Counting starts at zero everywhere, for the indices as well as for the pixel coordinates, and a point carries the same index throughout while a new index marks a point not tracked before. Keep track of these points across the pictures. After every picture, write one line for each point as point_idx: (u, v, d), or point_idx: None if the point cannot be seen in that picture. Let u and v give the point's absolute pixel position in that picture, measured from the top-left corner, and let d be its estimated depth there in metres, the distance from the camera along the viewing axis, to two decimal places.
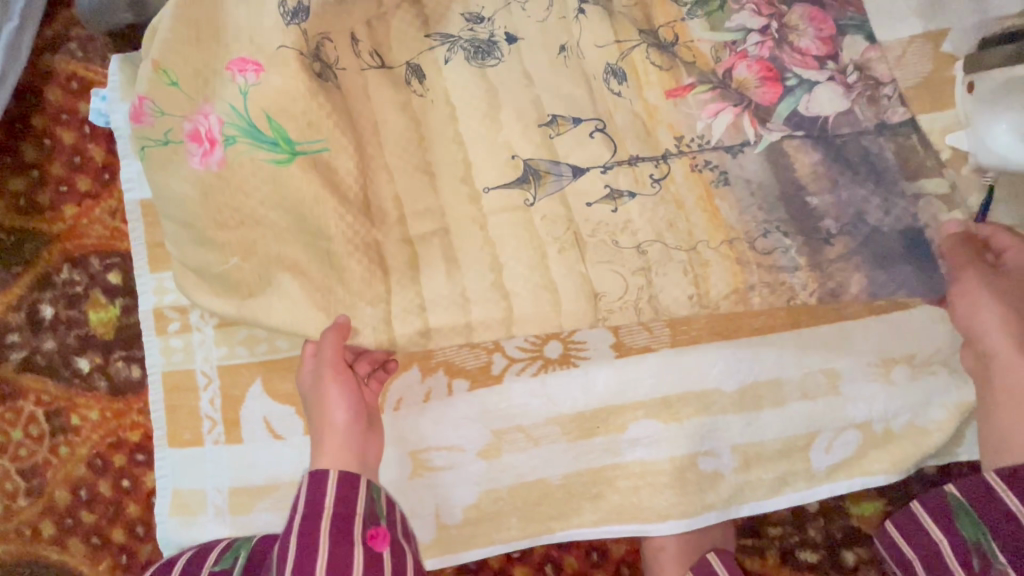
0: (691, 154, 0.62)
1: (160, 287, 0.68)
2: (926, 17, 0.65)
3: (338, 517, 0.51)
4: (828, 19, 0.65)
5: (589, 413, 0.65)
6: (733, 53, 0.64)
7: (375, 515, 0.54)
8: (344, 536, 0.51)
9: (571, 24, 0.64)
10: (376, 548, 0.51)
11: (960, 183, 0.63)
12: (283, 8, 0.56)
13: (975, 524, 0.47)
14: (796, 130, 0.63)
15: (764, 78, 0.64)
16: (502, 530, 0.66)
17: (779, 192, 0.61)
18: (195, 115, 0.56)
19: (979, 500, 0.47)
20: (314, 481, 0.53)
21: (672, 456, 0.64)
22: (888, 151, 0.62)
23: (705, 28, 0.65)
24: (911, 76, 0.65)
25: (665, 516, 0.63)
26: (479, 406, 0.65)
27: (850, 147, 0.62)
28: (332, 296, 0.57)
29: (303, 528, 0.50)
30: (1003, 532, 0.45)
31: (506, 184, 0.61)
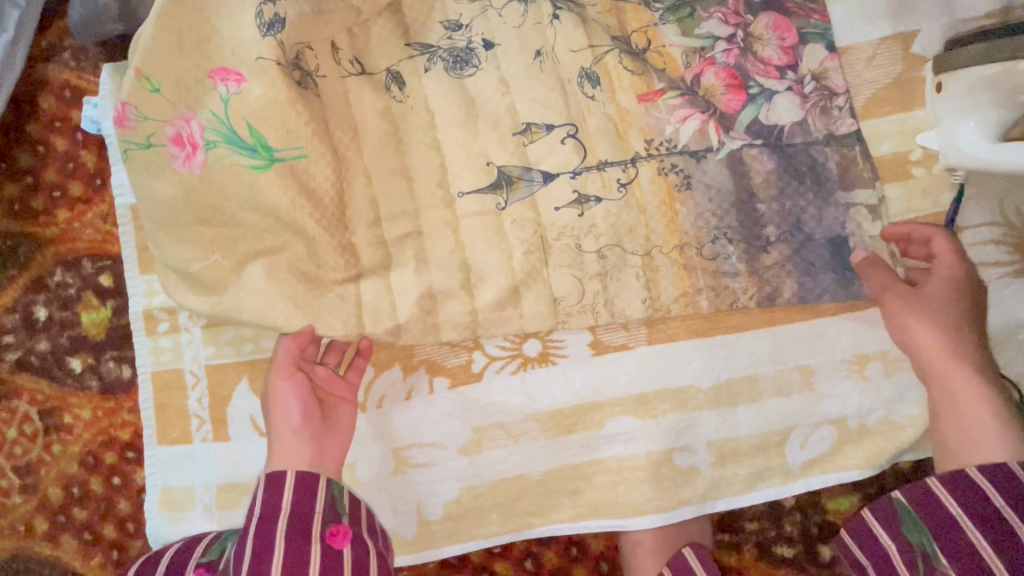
0: (659, 158, 0.64)
1: (150, 289, 0.70)
2: (896, 19, 0.66)
3: (295, 517, 0.53)
4: (791, 28, 0.66)
5: (567, 410, 0.66)
6: (702, 59, 0.66)
7: (336, 513, 0.55)
8: (301, 534, 0.52)
9: (547, 30, 0.66)
10: (336, 544, 0.52)
11: (929, 182, 0.66)
12: (259, 20, 0.58)
13: (920, 528, 0.51)
14: (755, 138, 0.65)
15: (729, 85, 0.65)
16: (483, 525, 0.67)
17: (734, 198, 0.64)
18: (176, 119, 0.59)
19: (924, 505, 0.51)
20: (272, 485, 0.55)
21: (648, 452, 0.65)
22: (831, 162, 0.64)
23: (677, 33, 0.66)
24: (881, 77, 0.66)
25: (641, 511, 0.65)
26: (460, 404, 0.67)
27: (799, 158, 0.65)
28: (312, 298, 0.61)
29: (260, 530, 0.52)
30: (943, 538, 0.49)
31: (481, 189, 0.64)
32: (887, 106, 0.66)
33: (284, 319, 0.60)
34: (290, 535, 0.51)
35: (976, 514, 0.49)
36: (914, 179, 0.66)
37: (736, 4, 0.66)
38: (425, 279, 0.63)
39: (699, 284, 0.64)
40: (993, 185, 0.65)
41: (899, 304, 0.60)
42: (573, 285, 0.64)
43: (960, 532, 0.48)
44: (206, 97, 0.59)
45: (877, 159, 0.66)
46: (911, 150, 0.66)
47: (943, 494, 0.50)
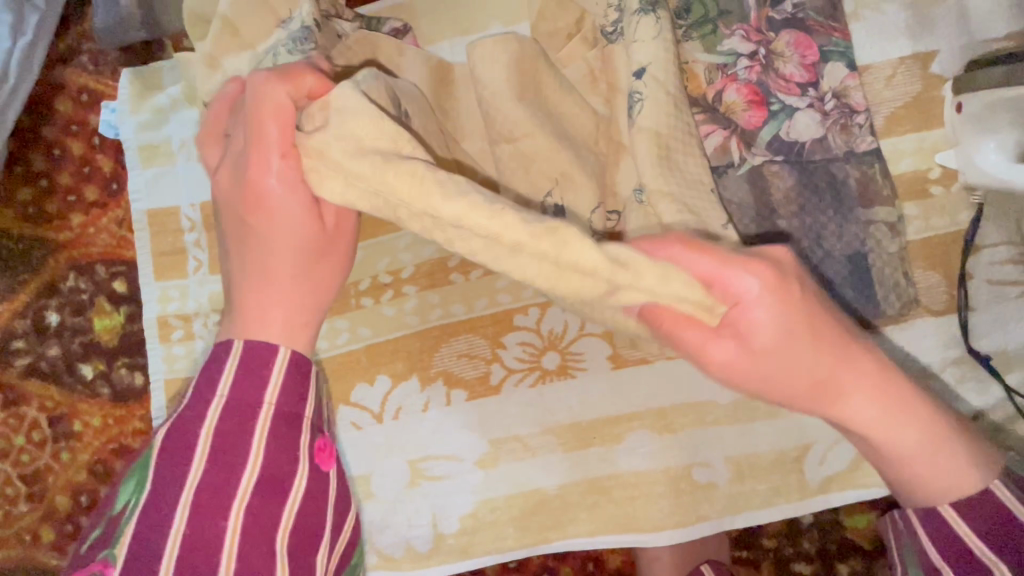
0: None
1: (165, 296, 0.69)
2: (915, 38, 0.67)
3: (280, 416, 0.45)
4: (813, 46, 0.66)
5: (585, 423, 0.66)
6: (725, 75, 0.66)
7: (321, 425, 0.48)
8: (289, 444, 0.44)
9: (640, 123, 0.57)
10: (322, 464, 0.46)
11: (947, 200, 0.66)
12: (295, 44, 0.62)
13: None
14: (776, 155, 0.65)
15: (750, 101, 0.66)
16: (499, 539, 0.66)
17: (754, 214, 0.64)
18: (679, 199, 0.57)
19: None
20: (249, 363, 0.45)
21: (667, 467, 0.65)
22: (851, 179, 0.65)
23: (701, 49, 0.67)
24: (901, 96, 0.67)
25: (660, 527, 0.64)
26: (478, 415, 0.67)
27: (819, 174, 0.65)
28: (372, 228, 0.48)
29: (229, 424, 0.43)
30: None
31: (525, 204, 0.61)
32: (907, 124, 0.67)
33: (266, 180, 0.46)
34: (270, 438, 0.44)
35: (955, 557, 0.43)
36: (933, 198, 0.66)
37: (758, 22, 0.67)
38: None
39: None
40: (1013, 204, 0.65)
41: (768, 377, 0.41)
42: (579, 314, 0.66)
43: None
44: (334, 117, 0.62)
45: (896, 177, 0.67)
46: (930, 169, 0.66)
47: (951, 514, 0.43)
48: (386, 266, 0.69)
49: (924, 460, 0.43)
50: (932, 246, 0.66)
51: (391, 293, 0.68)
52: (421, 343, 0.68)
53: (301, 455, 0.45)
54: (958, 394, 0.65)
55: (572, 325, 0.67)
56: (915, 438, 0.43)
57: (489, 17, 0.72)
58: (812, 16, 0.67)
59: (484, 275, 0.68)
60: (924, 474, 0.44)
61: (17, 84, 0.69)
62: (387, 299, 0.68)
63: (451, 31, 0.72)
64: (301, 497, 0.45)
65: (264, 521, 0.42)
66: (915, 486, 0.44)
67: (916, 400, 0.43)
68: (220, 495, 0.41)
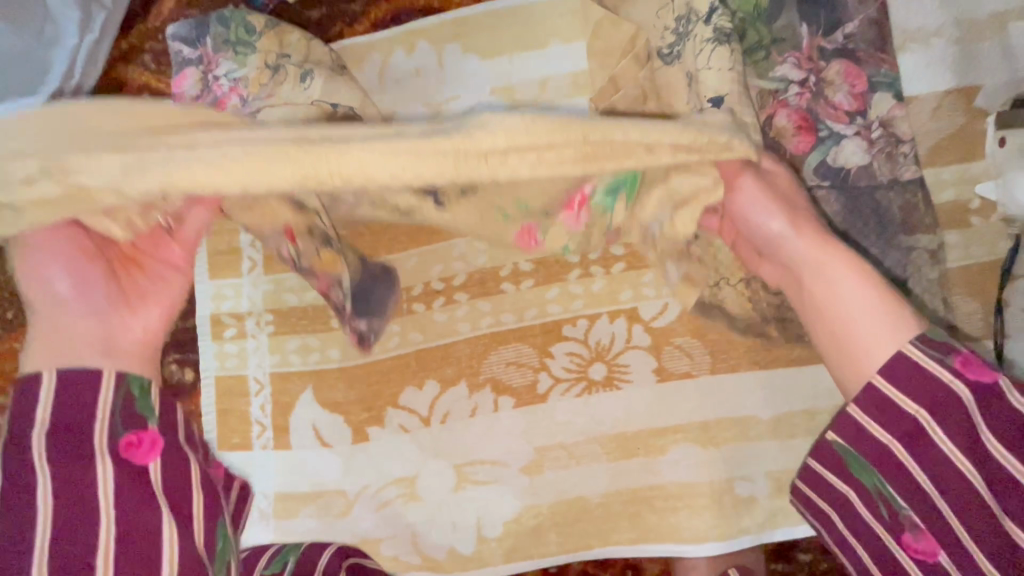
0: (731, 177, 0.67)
1: (218, 295, 0.71)
2: (961, 73, 0.68)
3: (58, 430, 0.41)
4: (862, 75, 0.68)
5: (630, 434, 0.67)
6: (776, 101, 0.68)
7: (136, 417, 0.44)
8: (77, 456, 0.41)
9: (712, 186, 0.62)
10: (142, 458, 0.43)
11: (987, 231, 0.68)
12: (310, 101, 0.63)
13: (868, 471, 0.44)
14: (823, 178, 0.68)
15: (800, 131, 0.68)
16: (541, 545, 0.68)
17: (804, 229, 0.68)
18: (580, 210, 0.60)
19: (882, 463, 0.44)
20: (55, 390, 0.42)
21: (709, 479, 0.66)
22: (894, 206, 0.68)
23: (754, 77, 0.69)
24: (944, 128, 0.68)
25: (702, 538, 0.66)
26: (525, 423, 0.68)
27: (863, 201, 0.68)
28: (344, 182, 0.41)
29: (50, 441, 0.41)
30: (894, 476, 0.43)
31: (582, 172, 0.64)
32: (949, 155, 0.68)
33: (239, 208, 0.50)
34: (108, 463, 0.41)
35: (903, 433, 0.42)
36: (973, 228, 0.68)
37: (810, 51, 0.69)
38: None
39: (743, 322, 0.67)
40: None
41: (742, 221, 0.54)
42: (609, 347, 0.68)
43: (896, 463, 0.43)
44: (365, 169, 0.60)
45: (938, 206, 0.68)
46: (970, 199, 0.68)
47: (891, 397, 0.43)
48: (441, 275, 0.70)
49: (861, 316, 0.47)
50: (971, 274, 0.68)
51: (444, 299, 0.70)
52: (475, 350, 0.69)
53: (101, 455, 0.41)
54: None
55: (619, 337, 0.68)
56: (857, 289, 0.48)
57: (548, 34, 0.73)
58: (861, 47, 0.69)
59: (536, 285, 0.69)
60: (853, 324, 0.47)
61: (82, 80, 0.70)
62: (439, 305, 0.70)
63: (510, 45, 0.73)
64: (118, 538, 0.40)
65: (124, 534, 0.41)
66: (848, 339, 0.47)
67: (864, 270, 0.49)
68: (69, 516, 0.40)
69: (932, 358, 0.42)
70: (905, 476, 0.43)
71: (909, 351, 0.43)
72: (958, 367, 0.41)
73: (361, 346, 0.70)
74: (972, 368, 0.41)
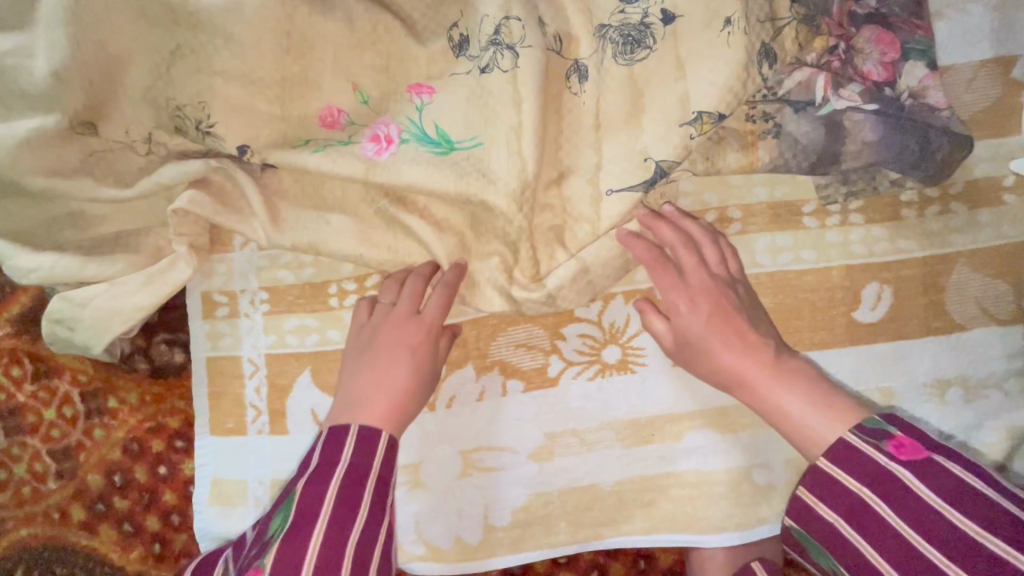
0: (751, 103, 0.61)
1: (208, 271, 0.66)
2: (999, 41, 0.64)
3: (380, 480, 0.50)
4: (894, 42, 0.62)
5: (645, 420, 0.64)
6: (801, 63, 0.61)
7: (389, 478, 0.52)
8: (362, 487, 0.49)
9: (755, 125, 0.62)
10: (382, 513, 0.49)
11: (1020, 209, 0.65)
12: (309, 61, 0.59)
13: (821, 552, 0.48)
14: (868, 103, 0.61)
15: (829, 79, 0.61)
16: (551, 534, 0.65)
17: (827, 150, 0.61)
18: (376, 123, 0.60)
19: (830, 542, 0.47)
20: (365, 441, 0.52)
21: (727, 467, 0.64)
22: (934, 154, 0.62)
23: (798, 18, 0.60)
24: (980, 100, 0.64)
25: (720, 528, 0.64)
26: (535, 408, 0.65)
27: (912, 135, 0.61)
28: (298, 123, 0.60)
29: (348, 482, 0.49)
30: (838, 550, 0.46)
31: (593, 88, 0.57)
32: (983, 130, 0.65)
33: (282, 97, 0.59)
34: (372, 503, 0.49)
35: (848, 513, 0.46)
36: (1006, 206, 0.65)
37: (840, 15, 0.62)
38: (507, 279, 0.61)
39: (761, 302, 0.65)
40: None
41: (680, 352, 0.60)
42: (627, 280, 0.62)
43: (848, 541, 0.45)
44: (406, 65, 0.60)
45: (968, 182, 0.65)
46: (1004, 176, 0.65)
47: (812, 501, 0.48)
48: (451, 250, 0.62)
49: (807, 417, 0.52)
50: (1001, 254, 0.65)
51: None
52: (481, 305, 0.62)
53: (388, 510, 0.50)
54: (1019, 404, 0.65)
55: (634, 319, 0.65)
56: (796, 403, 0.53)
57: None
58: (896, 12, 0.62)
59: None
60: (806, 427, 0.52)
61: None
62: None
63: None
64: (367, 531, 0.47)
65: (331, 559, 0.44)
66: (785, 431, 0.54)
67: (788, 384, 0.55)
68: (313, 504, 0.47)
69: (869, 443, 0.47)
70: (853, 557, 0.45)
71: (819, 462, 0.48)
72: (892, 452, 0.45)
73: None
74: (905, 450, 0.45)
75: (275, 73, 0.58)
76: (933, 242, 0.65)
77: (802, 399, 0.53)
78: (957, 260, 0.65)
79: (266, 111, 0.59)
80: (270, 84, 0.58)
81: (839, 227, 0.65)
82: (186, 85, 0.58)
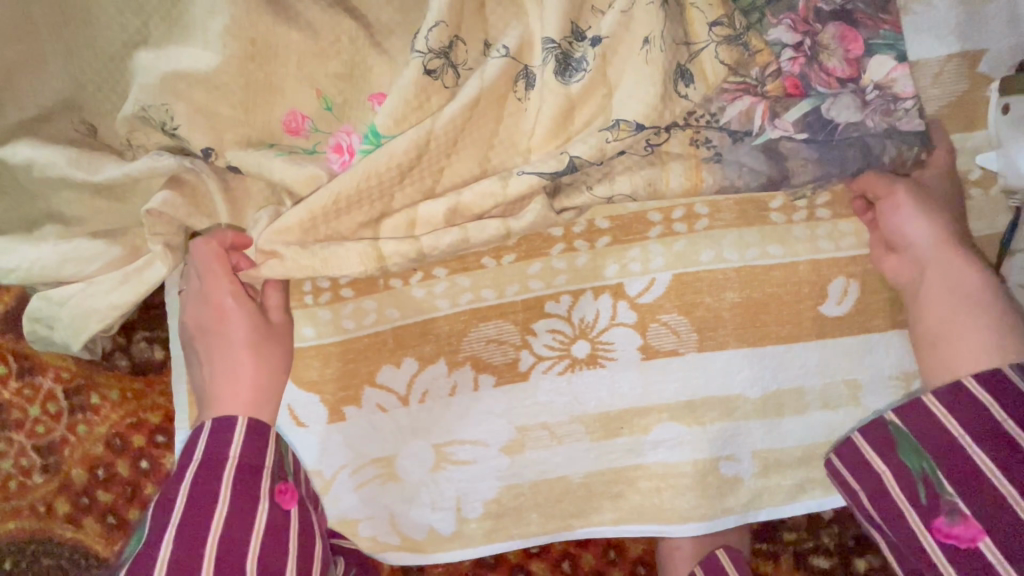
0: (695, 128, 0.61)
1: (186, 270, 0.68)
2: (966, 35, 0.64)
3: (242, 469, 0.51)
4: (859, 39, 0.61)
5: (613, 414, 0.65)
6: (770, 66, 0.61)
7: (284, 472, 0.54)
8: (247, 488, 0.50)
9: (698, 151, 0.61)
10: (283, 505, 0.52)
11: (983, 204, 0.65)
12: (274, 66, 0.60)
13: (919, 455, 0.49)
14: (800, 131, 0.61)
15: (767, 108, 0.61)
16: (522, 525, 0.67)
17: (769, 177, 0.61)
18: (337, 131, 0.62)
19: (940, 451, 0.47)
20: (219, 432, 0.53)
21: (694, 460, 0.65)
22: (886, 159, 0.61)
23: (718, 40, 0.59)
24: (946, 95, 0.64)
25: (686, 518, 0.65)
26: (506, 402, 0.66)
27: (851, 146, 0.60)
28: (264, 128, 0.61)
29: (203, 475, 0.50)
30: (944, 455, 0.47)
31: (534, 166, 0.58)
32: (950, 124, 0.64)
33: (249, 102, 0.60)
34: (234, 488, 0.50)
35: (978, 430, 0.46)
36: (971, 200, 0.65)
37: (806, 11, 0.62)
38: None
39: (729, 298, 0.65)
40: None
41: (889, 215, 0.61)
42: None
43: (963, 452, 0.46)
44: (369, 73, 0.62)
45: None
46: (970, 170, 0.65)
47: (943, 413, 0.48)
48: None
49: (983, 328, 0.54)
50: None
51: (421, 276, 0.66)
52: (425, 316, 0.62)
53: (262, 495, 0.51)
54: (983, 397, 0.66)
55: (603, 314, 0.65)
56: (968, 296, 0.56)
57: None
58: (861, 8, 0.62)
59: (517, 259, 0.66)
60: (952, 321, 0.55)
61: None
62: (416, 281, 0.66)
63: None
64: (235, 527, 0.48)
65: (192, 537, 0.47)
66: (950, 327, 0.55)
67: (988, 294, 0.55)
68: (166, 504, 0.48)
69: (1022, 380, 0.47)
70: (958, 466, 0.46)
71: (968, 385, 0.48)
72: None
73: (336, 324, 0.66)
74: None
75: (238, 77, 0.59)
76: None
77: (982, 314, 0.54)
78: None
79: (229, 116, 0.60)
80: (235, 89, 0.59)
81: (806, 222, 0.65)
82: (151, 87, 0.59)
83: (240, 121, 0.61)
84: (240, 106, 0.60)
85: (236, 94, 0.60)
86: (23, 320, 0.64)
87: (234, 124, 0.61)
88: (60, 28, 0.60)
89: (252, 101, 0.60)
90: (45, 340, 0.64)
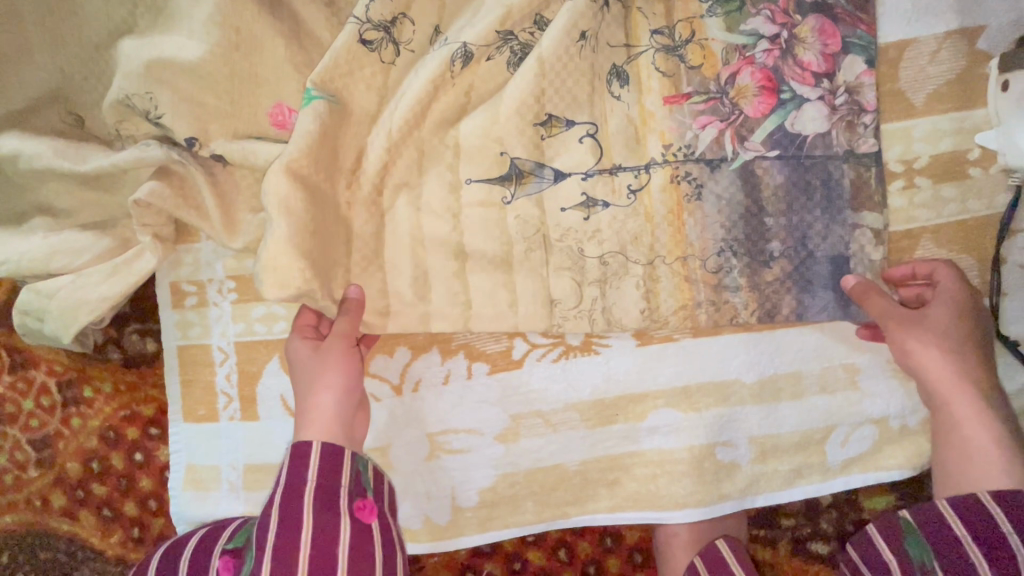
0: (674, 165, 0.61)
1: (176, 261, 0.67)
2: (964, 11, 0.62)
3: (320, 490, 0.52)
4: (836, 34, 0.61)
5: (609, 401, 0.65)
6: (742, 57, 0.61)
7: (361, 487, 0.54)
8: (328, 506, 0.51)
9: (678, 186, 0.61)
10: (364, 519, 0.52)
11: (985, 183, 0.63)
12: (258, 51, 0.59)
13: (920, 545, 0.52)
14: (771, 149, 0.61)
15: (735, 134, 0.61)
16: (517, 513, 0.67)
17: (744, 208, 0.61)
18: None
19: (940, 545, 0.50)
20: (295, 460, 0.53)
21: (690, 446, 0.64)
22: (845, 179, 0.61)
23: (658, 47, 0.62)
24: (943, 73, 0.62)
25: (682, 505, 0.64)
26: (499, 390, 0.65)
27: (815, 171, 0.61)
28: (251, 117, 0.61)
29: (287, 499, 0.51)
30: (943, 548, 0.50)
31: (490, 179, 0.60)
32: (948, 103, 0.62)
33: (234, 91, 0.59)
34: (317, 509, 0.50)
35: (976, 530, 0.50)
36: (971, 180, 0.63)
37: (786, 2, 0.61)
38: (462, 264, 0.61)
39: (734, 282, 0.61)
40: None
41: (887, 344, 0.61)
42: (573, 286, 0.62)
43: (959, 548, 0.49)
44: None
45: (934, 156, 0.63)
46: (969, 149, 0.63)
47: (949, 515, 0.51)
48: (405, 237, 0.60)
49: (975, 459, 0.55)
50: (967, 229, 0.64)
51: None
52: (404, 308, 0.61)
53: (342, 512, 0.51)
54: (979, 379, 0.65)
55: None
56: (979, 421, 0.57)
57: None
58: (842, 4, 0.61)
59: None
60: (977, 451, 0.55)
61: None
62: None
63: None
64: (330, 546, 0.49)
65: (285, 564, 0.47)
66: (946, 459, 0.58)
67: (989, 409, 0.57)
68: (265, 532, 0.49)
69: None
70: (951, 558, 0.49)
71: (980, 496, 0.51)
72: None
73: None
74: None
75: (223, 66, 0.58)
76: (896, 218, 0.63)
77: (975, 446, 0.56)
78: (922, 237, 0.63)
79: (214, 106, 0.60)
80: (219, 79, 0.58)
81: None
82: (133, 76, 0.58)
83: (227, 110, 0.60)
84: (225, 94, 0.59)
85: (221, 83, 0.59)
86: (13, 313, 0.63)
87: (220, 112, 0.60)
88: (43, 18, 0.59)
89: (237, 89, 0.59)
90: (35, 333, 0.64)
